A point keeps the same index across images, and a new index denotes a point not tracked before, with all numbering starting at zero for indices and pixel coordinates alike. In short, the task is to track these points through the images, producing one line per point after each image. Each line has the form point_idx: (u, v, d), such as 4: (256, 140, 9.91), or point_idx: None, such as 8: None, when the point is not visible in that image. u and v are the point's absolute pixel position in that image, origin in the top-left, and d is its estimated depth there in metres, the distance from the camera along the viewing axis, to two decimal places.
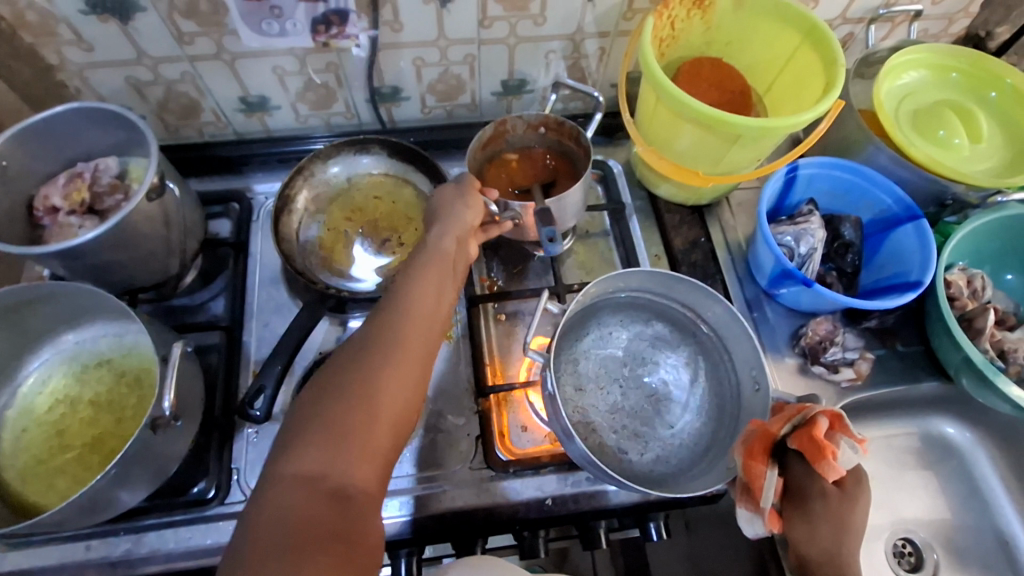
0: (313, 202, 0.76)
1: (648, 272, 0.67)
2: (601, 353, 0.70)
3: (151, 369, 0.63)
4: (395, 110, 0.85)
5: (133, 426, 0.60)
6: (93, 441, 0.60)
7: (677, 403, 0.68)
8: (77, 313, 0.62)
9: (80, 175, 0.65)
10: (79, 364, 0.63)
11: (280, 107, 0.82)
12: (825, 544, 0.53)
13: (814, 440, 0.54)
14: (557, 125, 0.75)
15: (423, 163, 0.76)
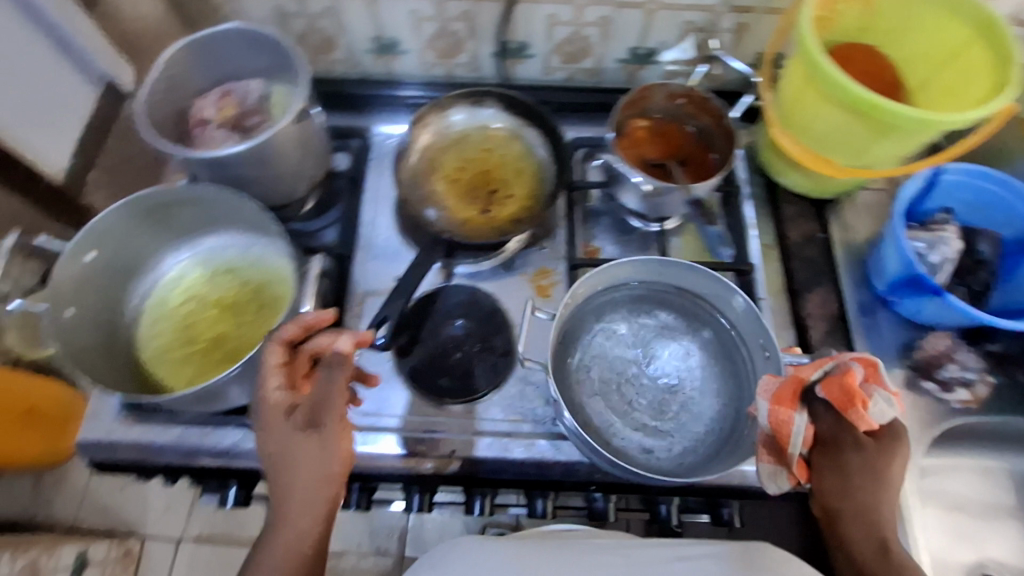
0: (430, 147, 0.77)
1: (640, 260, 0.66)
2: (606, 345, 0.68)
3: (272, 282, 0.68)
4: (517, 67, 0.85)
5: (255, 333, 0.65)
6: (219, 340, 0.65)
7: (695, 391, 0.67)
8: (217, 220, 0.67)
9: (231, 93, 0.69)
10: (211, 268, 0.68)
11: (408, 52, 0.83)
12: (860, 501, 0.52)
13: (843, 388, 0.51)
14: (699, 99, 0.72)
15: (540, 118, 0.75)
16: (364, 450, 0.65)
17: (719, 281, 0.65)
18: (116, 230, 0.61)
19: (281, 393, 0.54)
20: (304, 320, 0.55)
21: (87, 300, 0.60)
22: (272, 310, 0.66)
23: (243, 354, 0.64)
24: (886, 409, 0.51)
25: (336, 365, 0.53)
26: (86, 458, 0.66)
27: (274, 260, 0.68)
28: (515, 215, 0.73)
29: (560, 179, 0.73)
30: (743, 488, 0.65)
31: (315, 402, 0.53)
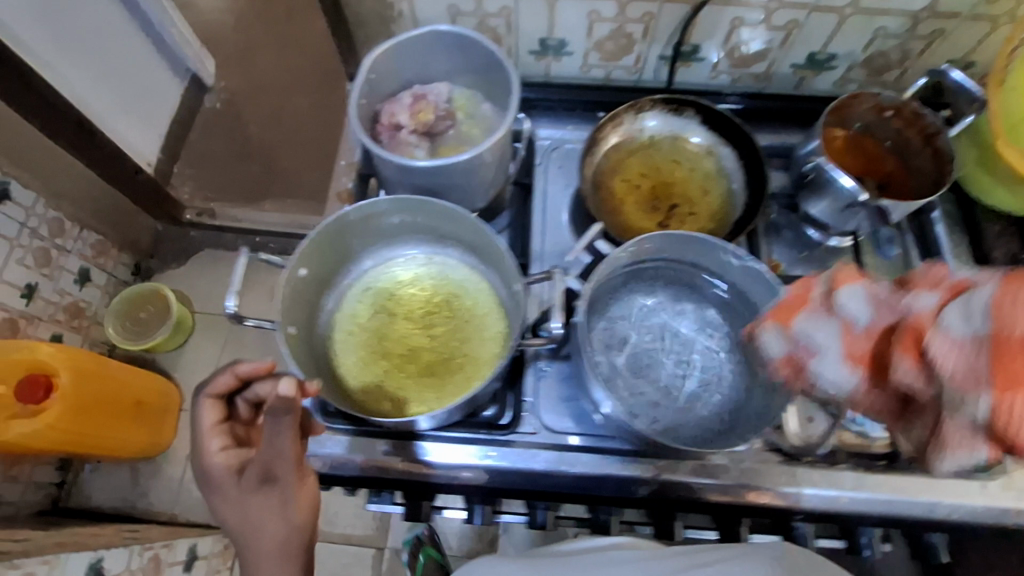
0: (615, 150, 0.74)
1: (674, 235, 0.60)
2: (637, 326, 0.62)
3: (460, 295, 0.66)
4: (683, 71, 0.81)
5: (454, 349, 0.63)
6: (417, 358, 0.63)
7: (709, 384, 0.60)
8: (412, 230, 0.66)
9: (424, 97, 0.66)
10: (398, 279, 0.67)
11: (573, 54, 0.80)
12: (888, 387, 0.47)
13: (919, 338, 0.42)
14: (911, 113, 0.67)
15: (735, 134, 0.71)
16: (562, 471, 0.62)
17: (761, 273, 0.59)
18: (320, 244, 0.60)
19: (227, 451, 0.59)
20: (240, 369, 0.62)
21: (297, 315, 0.60)
22: (464, 324, 0.64)
23: (441, 368, 0.63)
24: (831, 339, 0.48)
25: (277, 415, 0.49)
26: None
27: (465, 272, 0.66)
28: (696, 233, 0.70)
29: (756, 195, 0.69)
30: (960, 524, 0.63)
31: (265, 460, 0.53)
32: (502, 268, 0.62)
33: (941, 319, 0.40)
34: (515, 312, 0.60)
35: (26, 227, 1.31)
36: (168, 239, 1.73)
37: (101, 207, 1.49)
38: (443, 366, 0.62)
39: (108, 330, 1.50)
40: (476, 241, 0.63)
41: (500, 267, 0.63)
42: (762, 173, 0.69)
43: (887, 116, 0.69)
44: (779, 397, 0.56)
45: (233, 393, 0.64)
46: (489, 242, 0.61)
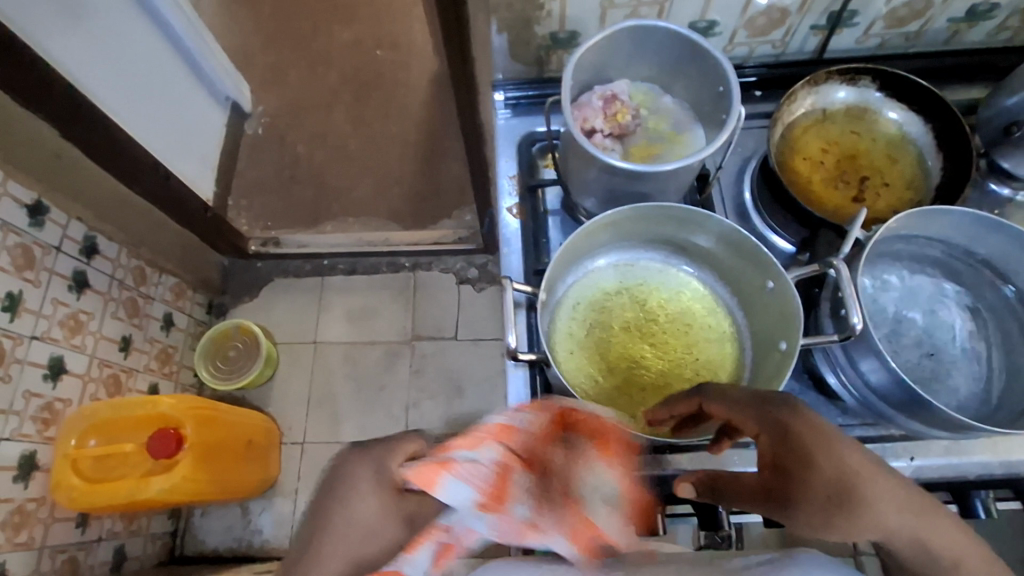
0: (793, 127, 0.71)
1: (940, 212, 0.56)
2: (881, 311, 0.60)
3: (669, 300, 0.65)
4: (833, 39, 0.78)
5: (683, 355, 0.63)
6: (647, 370, 0.62)
7: (969, 362, 0.58)
8: (623, 237, 0.64)
9: (617, 97, 0.63)
10: (606, 290, 0.65)
11: (720, 34, 0.76)
12: (753, 417, 0.48)
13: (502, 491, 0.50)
14: None
15: (923, 98, 0.69)
16: None
17: None
18: (554, 261, 0.58)
19: None
20: None
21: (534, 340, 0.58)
22: (682, 329, 0.64)
23: (673, 376, 0.61)
24: (461, 495, 0.48)
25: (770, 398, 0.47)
26: None
27: (669, 278, 0.66)
28: (894, 205, 0.68)
29: (956, 161, 0.67)
30: None
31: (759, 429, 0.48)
32: (738, 268, 0.63)
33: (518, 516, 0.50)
34: (768, 310, 0.60)
35: (114, 278, 1.28)
36: (235, 272, 1.69)
37: (174, 249, 1.46)
38: (675, 374, 0.61)
39: (200, 372, 1.48)
40: (707, 242, 0.63)
41: (732, 269, 0.63)
42: (960, 136, 0.67)
43: None
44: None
45: None
46: (733, 243, 0.60)
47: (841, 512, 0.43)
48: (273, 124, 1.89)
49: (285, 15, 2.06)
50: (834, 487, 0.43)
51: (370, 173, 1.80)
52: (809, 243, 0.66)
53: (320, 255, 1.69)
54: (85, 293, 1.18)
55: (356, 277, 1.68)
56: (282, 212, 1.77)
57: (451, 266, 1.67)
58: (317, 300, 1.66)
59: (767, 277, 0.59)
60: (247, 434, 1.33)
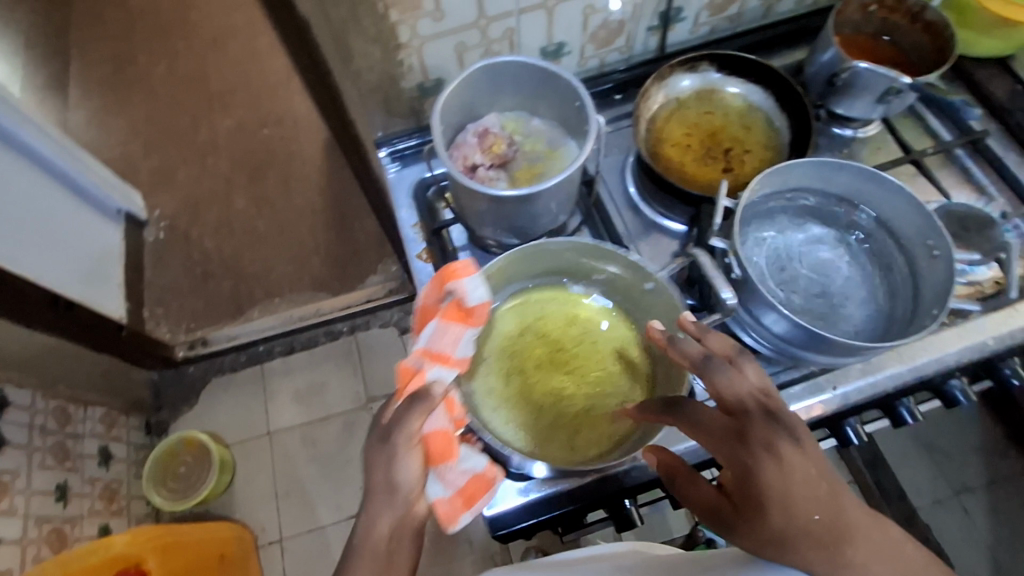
0: (655, 121, 0.77)
1: (790, 167, 0.63)
2: (771, 266, 0.66)
3: (568, 322, 0.70)
4: (669, 35, 0.86)
5: (597, 373, 0.67)
6: (568, 399, 0.65)
7: (855, 291, 0.65)
8: (513, 278, 0.69)
9: (489, 131, 0.67)
10: (509, 334, 0.68)
11: (572, 52, 0.83)
12: (727, 446, 0.46)
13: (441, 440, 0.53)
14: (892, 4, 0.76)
15: (757, 70, 0.76)
16: None
17: (873, 176, 0.63)
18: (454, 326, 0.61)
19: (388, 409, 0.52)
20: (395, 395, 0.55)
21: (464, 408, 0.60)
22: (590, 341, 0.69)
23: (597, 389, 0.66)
24: (430, 335, 0.58)
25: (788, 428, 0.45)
26: (495, 530, 0.65)
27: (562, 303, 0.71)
28: (759, 168, 0.75)
29: (798, 118, 0.75)
30: None
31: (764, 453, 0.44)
32: (621, 278, 0.67)
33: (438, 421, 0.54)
34: (655, 307, 0.65)
35: (34, 426, 1.19)
36: (166, 384, 1.61)
37: (95, 378, 1.38)
38: (597, 385, 0.66)
39: (152, 498, 1.39)
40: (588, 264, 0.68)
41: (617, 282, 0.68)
42: (796, 96, 0.75)
43: (876, 13, 0.77)
44: (926, 277, 0.62)
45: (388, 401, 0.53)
46: (608, 258, 0.65)
47: (831, 557, 0.39)
48: (174, 226, 1.84)
49: (160, 116, 2.03)
50: (825, 532, 0.40)
51: (285, 250, 1.78)
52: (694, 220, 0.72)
53: (253, 343, 1.64)
54: (4, 449, 1.09)
55: (295, 355, 1.64)
56: (203, 310, 1.71)
57: (389, 319, 1.66)
58: (261, 390, 1.60)
59: (646, 279, 0.64)
60: (208, 542, 1.24)
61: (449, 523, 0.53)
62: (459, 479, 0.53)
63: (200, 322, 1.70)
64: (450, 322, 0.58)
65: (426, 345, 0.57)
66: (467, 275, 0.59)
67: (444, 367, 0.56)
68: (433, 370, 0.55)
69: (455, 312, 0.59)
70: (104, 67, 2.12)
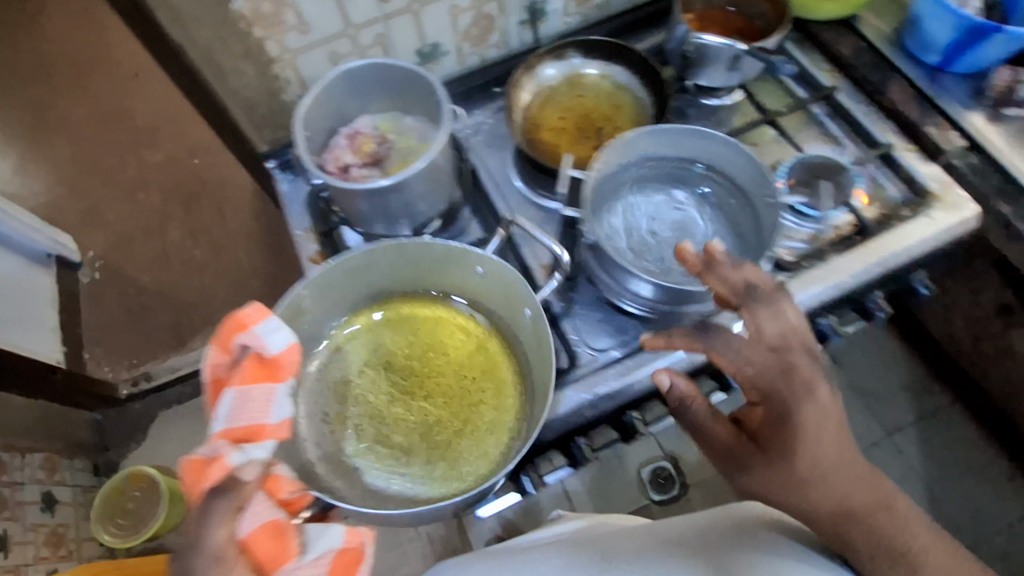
0: (529, 109, 0.82)
1: (632, 137, 0.68)
2: (635, 229, 0.70)
3: (405, 347, 0.76)
4: (541, 27, 0.90)
5: (455, 386, 0.74)
6: (414, 418, 0.72)
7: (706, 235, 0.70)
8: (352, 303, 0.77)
9: (359, 132, 0.71)
10: (352, 373, 0.75)
11: (449, 51, 0.87)
12: (772, 406, 0.53)
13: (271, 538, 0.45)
14: None
15: (617, 51, 0.81)
16: (633, 375, 0.69)
17: (708, 135, 0.68)
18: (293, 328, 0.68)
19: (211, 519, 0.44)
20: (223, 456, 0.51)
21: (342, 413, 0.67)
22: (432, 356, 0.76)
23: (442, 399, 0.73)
24: (231, 408, 0.53)
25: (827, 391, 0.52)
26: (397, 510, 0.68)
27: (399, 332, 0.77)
28: None
29: (658, 92, 0.79)
30: (930, 254, 0.75)
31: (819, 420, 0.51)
32: (455, 277, 0.75)
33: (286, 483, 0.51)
34: (494, 292, 0.73)
35: None
36: (113, 423, 1.59)
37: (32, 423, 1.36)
38: (439, 395, 0.73)
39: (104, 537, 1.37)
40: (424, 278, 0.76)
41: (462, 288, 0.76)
42: (655, 71, 0.79)
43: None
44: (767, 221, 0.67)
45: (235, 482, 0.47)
46: (432, 259, 0.72)
47: (854, 518, 0.50)
48: (109, 264, 1.82)
49: (87, 156, 2.00)
50: (873, 499, 0.51)
51: (225, 276, 1.77)
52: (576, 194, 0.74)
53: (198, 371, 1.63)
54: None
55: None
56: (146, 344, 1.69)
57: None
58: None
59: (476, 265, 0.71)
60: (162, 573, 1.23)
61: None
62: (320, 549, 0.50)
63: (143, 357, 1.68)
64: (252, 383, 0.54)
65: (226, 423, 0.52)
66: (258, 321, 0.56)
67: (256, 440, 0.51)
68: (233, 452, 0.48)
69: (255, 372, 0.55)
70: (24, 113, 2.08)
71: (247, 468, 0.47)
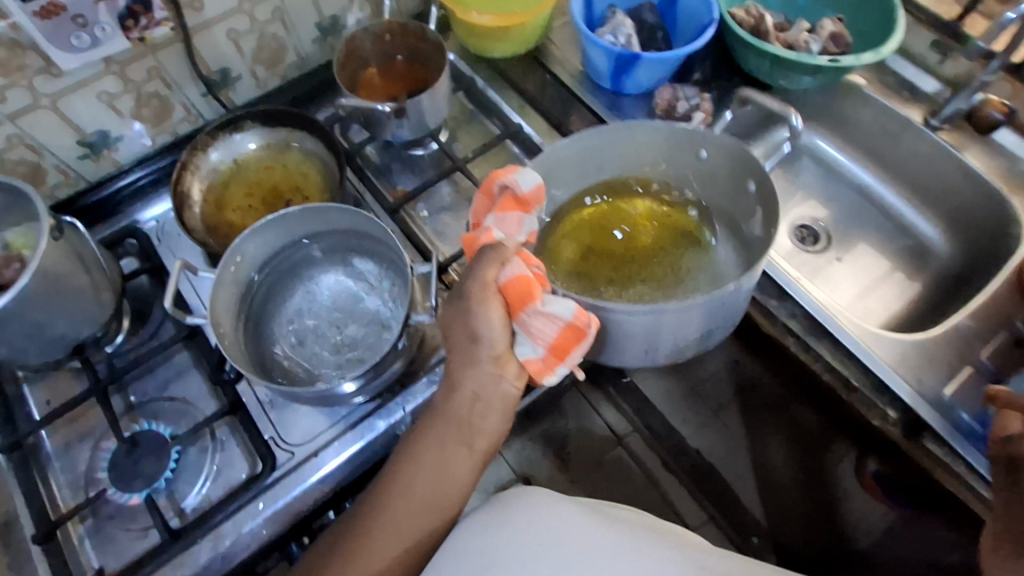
0: (209, 193, 0.77)
1: (249, 236, 0.62)
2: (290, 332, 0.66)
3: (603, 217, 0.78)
4: (233, 95, 0.87)
5: (677, 239, 0.77)
6: (646, 269, 0.75)
7: (331, 329, 0.66)
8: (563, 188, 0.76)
9: None
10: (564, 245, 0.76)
11: (123, 135, 0.80)
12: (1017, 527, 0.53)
13: (517, 302, 0.59)
14: (402, 30, 0.82)
15: (294, 118, 0.78)
16: (331, 466, 0.66)
17: (325, 210, 0.64)
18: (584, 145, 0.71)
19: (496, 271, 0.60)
20: (512, 232, 0.62)
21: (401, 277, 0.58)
22: (615, 242, 0.77)
23: (656, 267, 0.75)
24: (497, 222, 0.63)
25: None
26: None
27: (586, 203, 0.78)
28: None
29: (337, 153, 0.77)
30: None
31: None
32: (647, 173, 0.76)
33: (508, 274, 0.60)
34: (719, 177, 0.72)
35: None
36: None
37: None
38: (656, 262, 0.75)
39: None
40: (650, 165, 0.76)
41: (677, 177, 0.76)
42: (328, 133, 0.77)
43: (392, 39, 0.83)
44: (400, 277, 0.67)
45: (498, 263, 0.60)
46: (650, 142, 0.72)
47: None
48: None
49: None
50: None
51: None
52: (280, 240, 0.66)
53: None
54: None
55: None
56: None
57: None
58: None
59: (699, 149, 0.71)
60: None
61: (542, 374, 0.61)
62: (547, 331, 0.59)
63: None
64: (507, 212, 0.63)
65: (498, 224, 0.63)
66: (516, 171, 0.65)
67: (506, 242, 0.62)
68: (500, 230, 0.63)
69: (510, 203, 0.64)
70: None
71: (508, 241, 0.62)
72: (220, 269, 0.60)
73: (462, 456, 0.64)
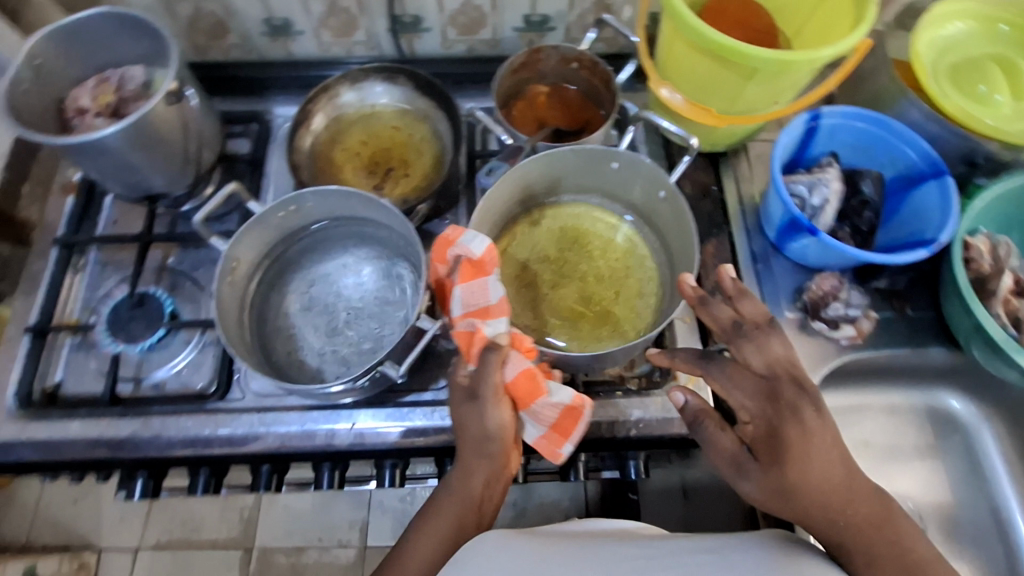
0: (331, 124, 0.76)
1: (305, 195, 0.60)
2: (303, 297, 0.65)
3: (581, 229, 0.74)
4: (415, 42, 0.85)
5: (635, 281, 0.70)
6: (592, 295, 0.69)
7: (341, 315, 0.64)
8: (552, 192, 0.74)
9: (108, 80, 0.69)
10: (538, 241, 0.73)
11: (303, 32, 0.82)
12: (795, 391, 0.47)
13: (527, 396, 0.53)
14: (592, 65, 0.74)
15: (442, 97, 0.75)
16: (263, 431, 0.65)
17: (372, 202, 0.62)
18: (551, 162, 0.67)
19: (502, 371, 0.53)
20: (471, 305, 0.56)
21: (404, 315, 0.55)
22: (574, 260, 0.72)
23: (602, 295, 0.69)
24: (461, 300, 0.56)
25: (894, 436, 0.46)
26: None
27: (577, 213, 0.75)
28: (406, 192, 0.72)
29: (456, 149, 0.72)
30: (646, 438, 0.65)
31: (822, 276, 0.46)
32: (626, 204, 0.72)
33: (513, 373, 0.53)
34: (665, 218, 0.68)
35: None
36: None
37: None
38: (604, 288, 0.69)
39: None
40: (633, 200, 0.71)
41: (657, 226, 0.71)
42: (460, 128, 0.73)
43: (577, 70, 0.75)
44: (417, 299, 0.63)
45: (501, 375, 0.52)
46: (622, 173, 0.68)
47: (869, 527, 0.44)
48: None
49: None
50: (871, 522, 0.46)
51: None
52: (337, 208, 0.64)
53: None
54: None
55: None
56: None
57: None
58: None
59: (656, 187, 0.66)
60: None
61: (556, 456, 0.56)
62: (550, 416, 0.54)
63: None
64: (470, 282, 0.56)
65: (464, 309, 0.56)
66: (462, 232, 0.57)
67: (488, 323, 0.54)
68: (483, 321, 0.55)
69: (468, 269, 0.56)
70: None
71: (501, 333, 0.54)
72: (265, 212, 0.60)
73: (472, 500, 0.53)
